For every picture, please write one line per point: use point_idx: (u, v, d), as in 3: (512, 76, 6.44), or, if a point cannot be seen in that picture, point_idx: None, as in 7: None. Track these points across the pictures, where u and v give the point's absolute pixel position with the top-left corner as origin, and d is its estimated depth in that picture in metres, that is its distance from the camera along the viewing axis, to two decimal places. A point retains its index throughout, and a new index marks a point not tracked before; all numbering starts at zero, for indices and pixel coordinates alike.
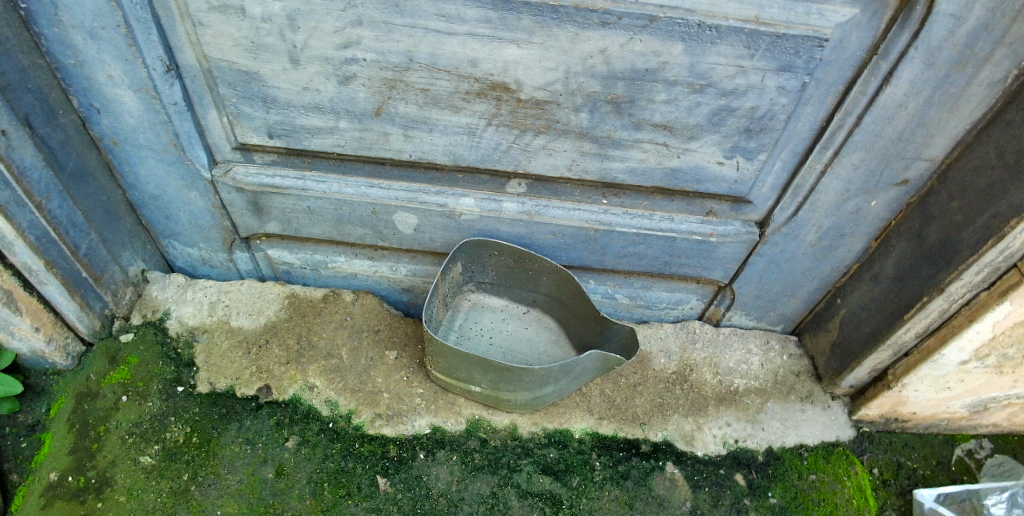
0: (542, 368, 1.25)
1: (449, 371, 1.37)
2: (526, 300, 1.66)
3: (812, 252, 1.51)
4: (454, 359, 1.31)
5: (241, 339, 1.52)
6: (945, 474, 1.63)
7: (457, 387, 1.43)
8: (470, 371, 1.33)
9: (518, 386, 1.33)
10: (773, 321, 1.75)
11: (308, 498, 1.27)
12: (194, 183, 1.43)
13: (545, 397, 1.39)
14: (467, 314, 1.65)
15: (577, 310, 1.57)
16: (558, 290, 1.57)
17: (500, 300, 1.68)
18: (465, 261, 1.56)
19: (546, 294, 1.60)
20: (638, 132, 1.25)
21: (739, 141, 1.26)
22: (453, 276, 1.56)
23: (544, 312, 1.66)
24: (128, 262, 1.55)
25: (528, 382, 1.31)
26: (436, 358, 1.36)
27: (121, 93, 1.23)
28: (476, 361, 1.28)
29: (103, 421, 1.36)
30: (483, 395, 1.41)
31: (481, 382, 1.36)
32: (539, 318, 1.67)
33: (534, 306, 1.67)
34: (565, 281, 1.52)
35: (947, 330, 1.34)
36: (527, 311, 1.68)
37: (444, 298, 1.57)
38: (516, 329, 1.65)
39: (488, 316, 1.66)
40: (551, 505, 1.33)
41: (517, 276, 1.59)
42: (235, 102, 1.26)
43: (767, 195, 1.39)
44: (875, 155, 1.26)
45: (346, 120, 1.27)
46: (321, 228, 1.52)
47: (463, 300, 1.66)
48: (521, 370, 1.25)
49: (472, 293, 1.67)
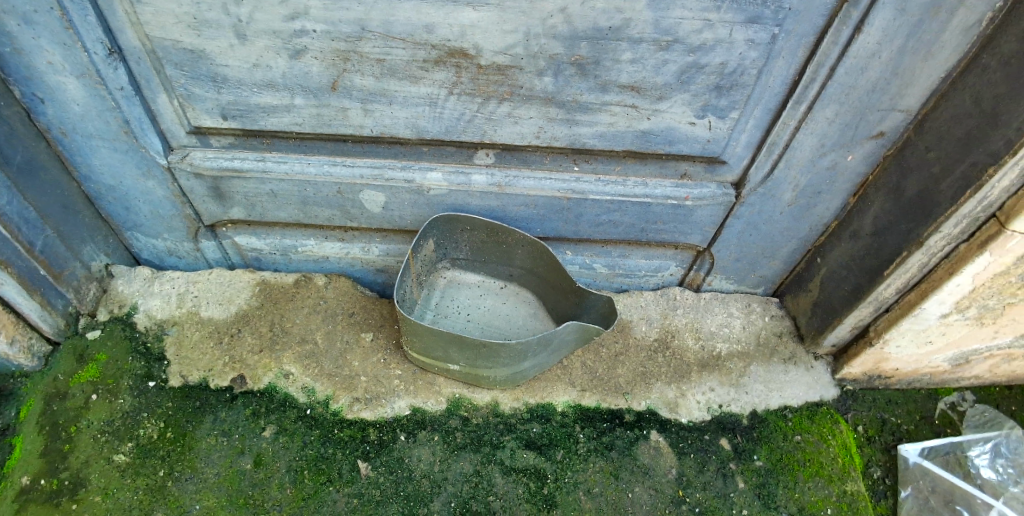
0: (519, 343, 1.22)
1: (426, 351, 1.34)
2: (503, 274, 1.63)
3: (790, 211, 1.48)
4: (429, 338, 1.28)
5: (212, 329, 1.47)
6: (930, 428, 1.64)
7: (435, 366, 1.40)
8: (447, 349, 1.30)
9: (496, 362, 1.30)
10: (754, 283, 1.73)
11: (288, 487, 1.25)
12: (150, 171, 1.37)
13: (525, 371, 1.37)
14: (443, 292, 1.62)
15: (555, 283, 1.54)
16: (534, 263, 1.54)
17: (476, 275, 1.65)
18: (437, 237, 1.52)
19: (523, 268, 1.57)
20: (605, 95, 1.21)
21: (710, 99, 1.22)
22: (426, 254, 1.52)
23: (521, 286, 1.63)
24: (90, 258, 1.49)
25: (506, 357, 1.28)
26: (411, 338, 1.32)
27: (64, 80, 1.17)
28: (451, 339, 1.25)
29: (73, 420, 1.32)
30: (462, 373, 1.38)
31: (459, 360, 1.33)
32: (517, 292, 1.64)
33: (511, 280, 1.64)
34: (541, 254, 1.49)
35: (927, 284, 1.33)
36: (504, 285, 1.65)
37: (418, 276, 1.54)
38: (494, 304, 1.62)
39: (465, 293, 1.63)
40: (535, 480, 1.32)
41: (491, 250, 1.56)
42: (184, 84, 1.20)
43: (741, 154, 1.36)
44: (850, 108, 1.22)
45: (302, 97, 1.22)
46: (287, 211, 1.47)
47: (438, 277, 1.63)
48: (498, 346, 1.22)
49: (447, 270, 1.64)
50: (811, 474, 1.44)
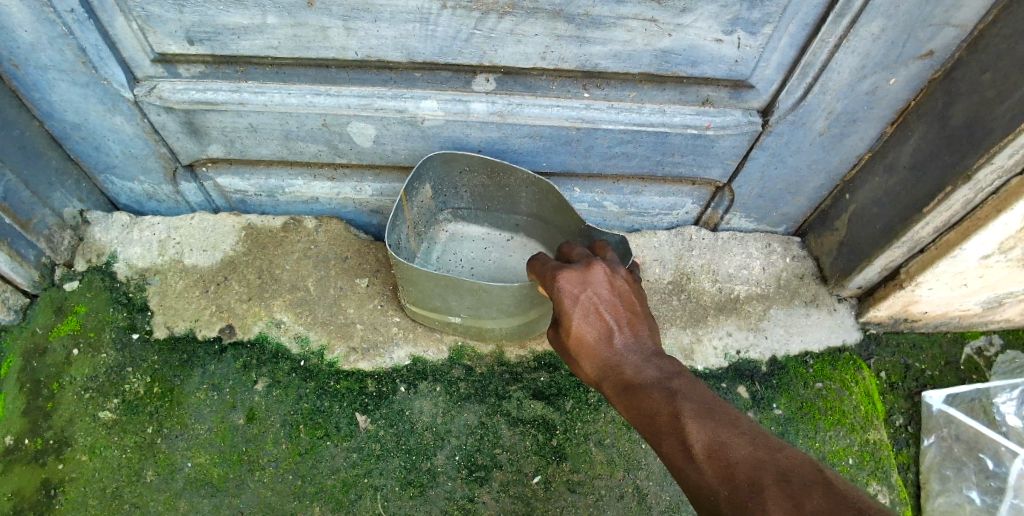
0: (523, 287, 1.11)
1: (424, 302, 1.24)
2: (509, 225, 1.53)
3: (820, 142, 1.35)
4: (424, 286, 1.17)
5: (197, 277, 1.37)
6: (954, 374, 1.56)
7: (436, 321, 1.30)
8: (445, 298, 1.19)
9: (500, 312, 1.20)
10: (775, 221, 1.62)
11: (284, 443, 1.19)
12: (116, 106, 1.23)
13: (533, 323, 1.27)
14: (445, 246, 1.54)
15: (561, 228, 1.42)
16: (540, 207, 1.42)
17: (480, 228, 1.56)
18: (433, 182, 1.41)
19: (528, 214, 1.46)
20: (621, 7, 1.05)
21: (740, 11, 1.06)
22: (422, 201, 1.41)
23: (530, 238, 1.52)
24: (61, 204, 1.36)
25: (511, 305, 1.17)
26: (407, 287, 1.22)
27: (4, 3, 1.00)
28: (447, 286, 1.14)
29: (55, 377, 1.22)
30: (464, 326, 1.28)
31: (461, 311, 1.22)
32: (525, 245, 1.53)
33: (518, 232, 1.53)
34: (545, 196, 1.37)
35: (969, 223, 1.21)
36: (511, 238, 1.54)
37: (415, 225, 1.44)
38: (500, 258, 1.52)
39: (468, 246, 1.54)
40: (544, 431, 1.25)
41: (493, 195, 1.45)
42: (140, 3, 1.03)
43: (771, 77, 1.21)
44: (901, 21, 1.06)
45: (274, 15, 1.06)
46: (270, 147, 1.35)
47: (440, 231, 1.54)
48: (500, 292, 1.11)
49: (450, 223, 1.55)
50: (832, 423, 1.39)
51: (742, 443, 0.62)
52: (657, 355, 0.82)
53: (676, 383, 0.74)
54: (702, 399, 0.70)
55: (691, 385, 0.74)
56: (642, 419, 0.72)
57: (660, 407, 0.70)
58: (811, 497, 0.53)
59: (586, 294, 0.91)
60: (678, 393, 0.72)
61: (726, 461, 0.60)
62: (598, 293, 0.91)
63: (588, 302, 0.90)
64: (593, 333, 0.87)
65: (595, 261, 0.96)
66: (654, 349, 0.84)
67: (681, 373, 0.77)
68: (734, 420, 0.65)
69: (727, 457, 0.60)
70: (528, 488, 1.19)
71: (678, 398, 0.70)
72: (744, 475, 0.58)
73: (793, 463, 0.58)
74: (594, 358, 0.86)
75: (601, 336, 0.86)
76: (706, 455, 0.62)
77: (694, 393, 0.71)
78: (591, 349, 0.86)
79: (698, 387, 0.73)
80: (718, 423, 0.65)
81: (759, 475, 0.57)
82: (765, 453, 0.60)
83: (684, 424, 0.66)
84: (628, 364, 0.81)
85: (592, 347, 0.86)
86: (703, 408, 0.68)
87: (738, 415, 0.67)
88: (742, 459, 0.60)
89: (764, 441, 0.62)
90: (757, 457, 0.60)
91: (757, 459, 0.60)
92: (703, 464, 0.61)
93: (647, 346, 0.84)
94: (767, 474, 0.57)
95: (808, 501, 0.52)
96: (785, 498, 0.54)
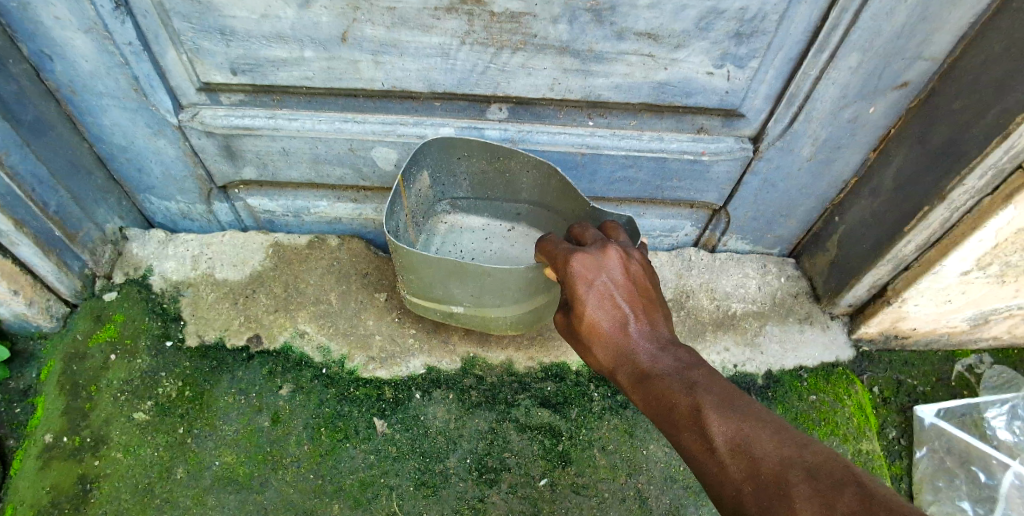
0: (528, 269, 1.13)
1: (426, 291, 1.26)
2: (510, 215, 1.55)
3: (808, 167, 1.45)
4: (426, 275, 1.19)
5: (227, 290, 1.46)
6: (946, 390, 1.62)
7: (438, 310, 1.32)
8: (447, 286, 1.21)
9: (504, 299, 1.22)
10: (770, 243, 1.71)
11: (306, 444, 1.25)
12: (162, 131, 1.34)
13: (537, 311, 1.29)
14: (445, 237, 1.56)
15: (564, 213, 1.41)
16: (541, 193, 1.42)
17: (480, 218, 1.59)
18: (432, 170, 1.41)
19: (530, 202, 1.47)
20: (622, 43, 1.17)
21: (729, 47, 1.18)
22: (420, 190, 1.43)
23: (530, 227, 1.54)
24: (104, 220, 1.47)
25: (514, 291, 1.19)
26: (408, 277, 1.24)
27: (71, 36, 1.13)
28: (449, 273, 1.15)
29: (93, 380, 1.30)
30: (467, 315, 1.30)
31: (463, 300, 1.24)
32: (525, 234, 1.55)
33: (518, 221, 1.55)
34: (547, 180, 1.36)
35: (948, 240, 1.29)
36: (512, 228, 1.56)
37: (413, 214, 1.45)
38: (501, 247, 1.55)
39: (468, 237, 1.57)
40: (550, 437, 1.31)
41: (494, 183, 1.46)
42: (192, 38, 1.16)
43: (760, 106, 1.33)
44: (875, 55, 1.18)
45: (311, 49, 1.19)
46: (299, 170, 1.46)
47: (440, 222, 1.57)
48: (504, 275, 1.12)
49: (449, 215, 1.58)
50: (827, 433, 1.45)
51: (764, 438, 0.69)
52: (671, 346, 0.89)
53: (692, 375, 0.81)
54: (720, 392, 0.77)
55: (707, 376, 0.81)
56: (660, 407, 0.80)
57: (679, 399, 0.78)
58: (838, 491, 0.59)
59: (600, 281, 0.97)
60: (697, 385, 0.79)
61: (750, 456, 0.67)
62: (612, 279, 0.97)
63: (602, 289, 0.96)
64: (608, 322, 0.94)
65: (609, 246, 1.01)
66: (667, 338, 0.91)
67: (696, 364, 0.84)
68: (752, 412, 0.72)
69: (750, 452, 0.68)
70: (535, 489, 1.24)
71: (697, 390, 0.78)
72: (768, 470, 0.65)
73: (815, 456, 0.65)
74: (608, 346, 0.93)
75: (616, 325, 0.93)
76: (730, 450, 0.69)
77: (711, 384, 0.79)
78: (606, 337, 0.93)
79: (713, 378, 0.80)
80: (737, 416, 0.72)
81: (783, 470, 0.64)
82: (787, 447, 0.67)
83: (704, 418, 0.73)
84: (643, 354, 0.89)
85: (606, 335, 0.93)
86: (721, 400, 0.75)
87: (758, 409, 0.74)
88: (764, 453, 0.67)
89: (788, 436, 0.69)
90: (780, 451, 0.67)
91: (779, 453, 0.66)
92: (726, 458, 0.68)
93: (661, 335, 0.92)
94: (792, 470, 0.64)
95: (834, 495, 0.59)
96: (811, 492, 0.60)
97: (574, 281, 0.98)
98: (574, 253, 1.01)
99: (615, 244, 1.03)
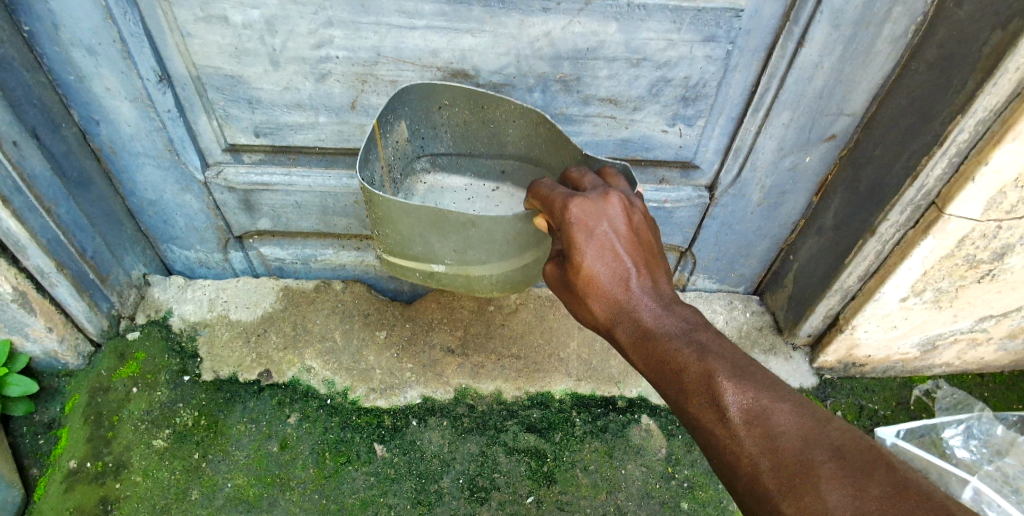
0: (516, 219, 1.09)
1: (406, 249, 1.20)
2: (494, 173, 1.47)
3: (759, 211, 1.65)
4: (406, 228, 1.13)
5: (240, 329, 1.60)
6: (905, 413, 1.74)
7: (419, 269, 1.26)
8: (428, 241, 1.15)
9: (490, 255, 1.17)
10: (735, 282, 1.89)
11: (311, 467, 1.36)
12: (189, 186, 1.53)
13: (524, 270, 1.24)
14: (424, 198, 1.46)
15: (552, 168, 1.32)
16: (528, 146, 1.34)
17: (463, 179, 1.50)
18: (409, 120, 1.33)
19: (515, 155, 1.38)
20: (587, 107, 1.39)
21: (678, 108, 1.40)
22: (398, 142, 1.35)
23: (515, 186, 1.45)
24: (130, 267, 1.63)
25: (503, 245, 1.15)
26: (386, 232, 1.18)
27: (118, 103, 1.33)
28: (430, 225, 1.10)
29: (116, 410, 1.43)
30: (449, 275, 1.25)
31: (446, 257, 1.19)
32: (511, 194, 1.45)
33: (503, 180, 1.46)
34: (534, 130, 1.28)
35: (884, 270, 1.46)
36: (496, 188, 1.47)
37: (390, 168, 1.36)
38: (483, 208, 1.45)
39: (450, 197, 1.48)
40: (536, 459, 1.42)
41: (477, 135, 1.39)
42: (223, 106, 1.37)
43: (712, 159, 1.53)
44: (803, 113, 1.40)
45: (325, 115, 1.39)
46: (309, 221, 1.64)
47: (419, 181, 1.48)
48: (490, 224, 1.08)
49: (428, 174, 1.49)
50: None
51: (781, 410, 0.72)
52: (673, 306, 0.91)
53: (699, 337, 0.84)
54: (731, 359, 0.80)
55: (714, 338, 0.84)
56: (668, 368, 0.82)
57: (690, 363, 0.81)
58: (865, 474, 0.63)
59: (601, 232, 0.95)
60: (706, 349, 0.82)
61: (768, 429, 0.71)
62: (612, 229, 0.95)
63: (603, 241, 0.94)
64: (608, 276, 0.94)
65: (611, 194, 0.98)
66: (667, 295, 0.94)
67: (702, 325, 0.87)
68: (766, 381, 0.76)
69: (767, 424, 0.71)
70: (523, 506, 1.34)
71: (707, 355, 0.81)
72: (789, 446, 0.69)
73: (833, 432, 0.70)
74: (606, 301, 0.94)
75: (615, 279, 0.94)
76: (745, 421, 0.73)
77: (720, 348, 0.82)
78: (605, 291, 0.94)
79: (721, 342, 0.83)
80: (752, 385, 0.75)
81: (803, 447, 0.68)
82: (807, 422, 0.71)
83: (717, 386, 0.76)
84: (645, 312, 0.91)
85: (604, 288, 0.94)
86: (734, 368, 0.78)
87: (768, 376, 0.77)
88: (782, 428, 0.71)
89: (805, 408, 0.73)
90: (799, 425, 0.70)
91: (798, 427, 0.70)
92: (741, 430, 0.72)
93: (663, 293, 0.94)
94: (812, 446, 0.68)
95: (859, 477, 0.63)
96: (835, 471, 0.65)
97: (573, 229, 0.95)
98: (572, 198, 0.97)
99: (617, 191, 1.00)
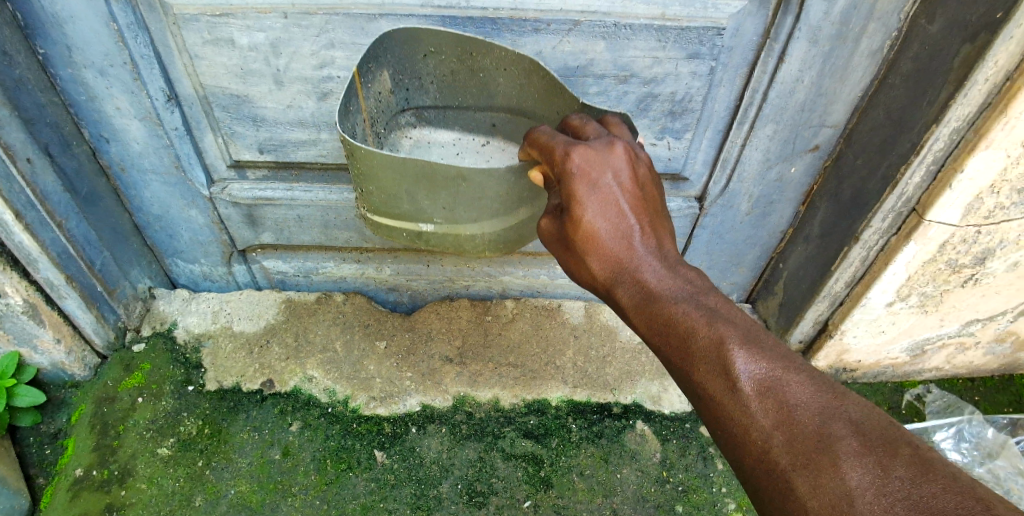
0: (509, 173, 1.05)
1: (391, 206, 1.15)
2: (484, 127, 1.39)
3: (748, 220, 1.70)
4: (391, 184, 1.07)
5: (243, 340, 1.63)
6: (897, 417, 1.77)
7: (404, 229, 1.22)
8: (415, 198, 1.11)
9: (480, 214, 1.16)
10: (727, 290, 1.93)
11: (313, 474, 1.39)
12: (194, 201, 1.58)
13: (514, 230, 1.23)
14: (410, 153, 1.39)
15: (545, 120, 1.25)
16: (518, 95, 1.25)
17: (451, 134, 1.42)
18: (394, 69, 1.24)
19: (505, 107, 1.30)
20: None
21: (666, 122, 1.46)
22: (383, 92, 1.25)
23: (506, 140, 1.38)
24: (137, 280, 1.67)
25: (493, 202, 1.13)
26: (369, 188, 1.13)
27: (128, 122, 1.39)
28: (418, 180, 1.05)
29: (122, 420, 1.47)
30: (437, 235, 1.22)
31: (435, 216, 1.16)
32: (501, 149, 1.40)
33: (493, 134, 1.39)
34: (526, 79, 1.19)
35: (870, 276, 1.51)
36: (486, 143, 1.41)
37: (374, 122, 1.26)
38: (473, 163, 1.40)
39: (437, 153, 1.41)
40: (533, 464, 1.44)
41: (465, 84, 1.30)
42: (228, 124, 1.43)
43: (700, 170, 1.59)
44: (786, 126, 1.45)
45: (327, 132, 1.45)
46: (311, 234, 1.69)
47: (404, 136, 1.38)
48: (482, 179, 1.04)
49: (414, 128, 1.40)
50: None
51: (796, 383, 0.71)
52: (678, 268, 0.90)
53: (707, 301, 0.83)
54: (741, 327, 0.78)
55: (722, 305, 0.83)
56: (674, 332, 0.81)
57: (699, 327, 0.79)
58: (886, 454, 0.62)
59: (606, 185, 0.91)
60: (716, 316, 0.80)
61: (783, 402, 0.69)
62: (617, 182, 0.91)
63: (608, 196, 0.91)
64: (610, 232, 0.91)
65: (617, 143, 0.93)
66: (671, 257, 0.92)
67: (709, 291, 0.86)
68: (779, 353, 0.74)
69: (781, 395, 0.69)
70: (520, 510, 1.37)
71: (717, 321, 0.79)
72: (806, 421, 0.67)
73: (850, 409, 0.68)
74: (607, 259, 0.92)
75: (618, 238, 0.91)
76: (758, 390, 0.71)
77: (728, 315, 0.81)
78: (607, 248, 0.92)
79: (730, 310, 0.82)
80: (764, 355, 0.74)
81: (818, 421, 0.66)
82: (824, 397, 0.69)
83: (728, 353, 0.75)
84: (649, 273, 0.89)
85: (604, 244, 0.91)
86: (745, 337, 0.76)
87: (779, 346, 0.76)
88: (798, 401, 0.69)
89: (822, 383, 0.71)
90: (816, 399, 0.68)
91: (814, 401, 0.69)
92: (754, 400, 0.70)
93: (668, 255, 0.92)
94: (829, 421, 0.66)
95: (881, 457, 0.61)
96: (855, 450, 0.63)
97: (574, 179, 0.91)
98: (574, 146, 0.92)
99: (623, 140, 0.95)
